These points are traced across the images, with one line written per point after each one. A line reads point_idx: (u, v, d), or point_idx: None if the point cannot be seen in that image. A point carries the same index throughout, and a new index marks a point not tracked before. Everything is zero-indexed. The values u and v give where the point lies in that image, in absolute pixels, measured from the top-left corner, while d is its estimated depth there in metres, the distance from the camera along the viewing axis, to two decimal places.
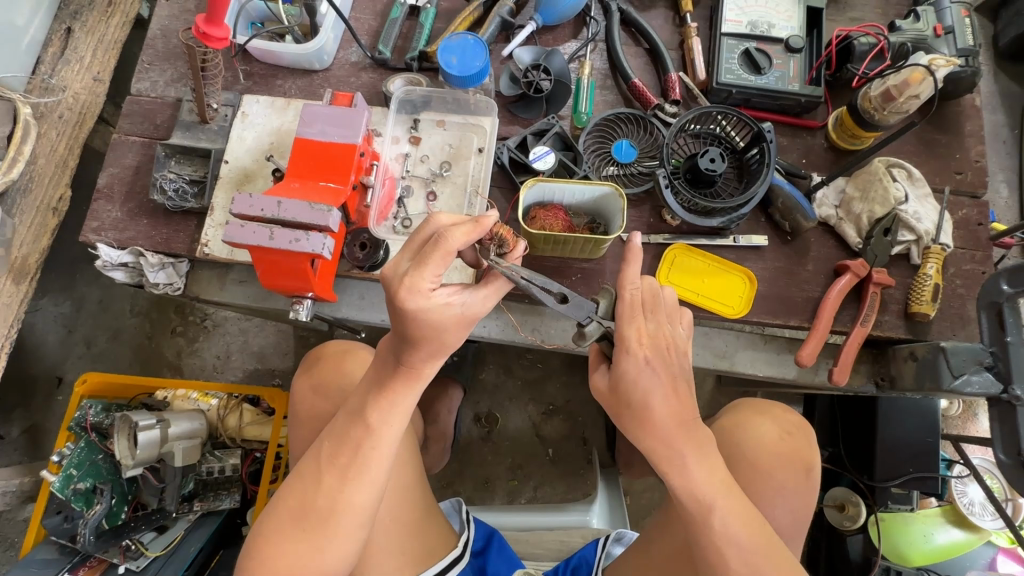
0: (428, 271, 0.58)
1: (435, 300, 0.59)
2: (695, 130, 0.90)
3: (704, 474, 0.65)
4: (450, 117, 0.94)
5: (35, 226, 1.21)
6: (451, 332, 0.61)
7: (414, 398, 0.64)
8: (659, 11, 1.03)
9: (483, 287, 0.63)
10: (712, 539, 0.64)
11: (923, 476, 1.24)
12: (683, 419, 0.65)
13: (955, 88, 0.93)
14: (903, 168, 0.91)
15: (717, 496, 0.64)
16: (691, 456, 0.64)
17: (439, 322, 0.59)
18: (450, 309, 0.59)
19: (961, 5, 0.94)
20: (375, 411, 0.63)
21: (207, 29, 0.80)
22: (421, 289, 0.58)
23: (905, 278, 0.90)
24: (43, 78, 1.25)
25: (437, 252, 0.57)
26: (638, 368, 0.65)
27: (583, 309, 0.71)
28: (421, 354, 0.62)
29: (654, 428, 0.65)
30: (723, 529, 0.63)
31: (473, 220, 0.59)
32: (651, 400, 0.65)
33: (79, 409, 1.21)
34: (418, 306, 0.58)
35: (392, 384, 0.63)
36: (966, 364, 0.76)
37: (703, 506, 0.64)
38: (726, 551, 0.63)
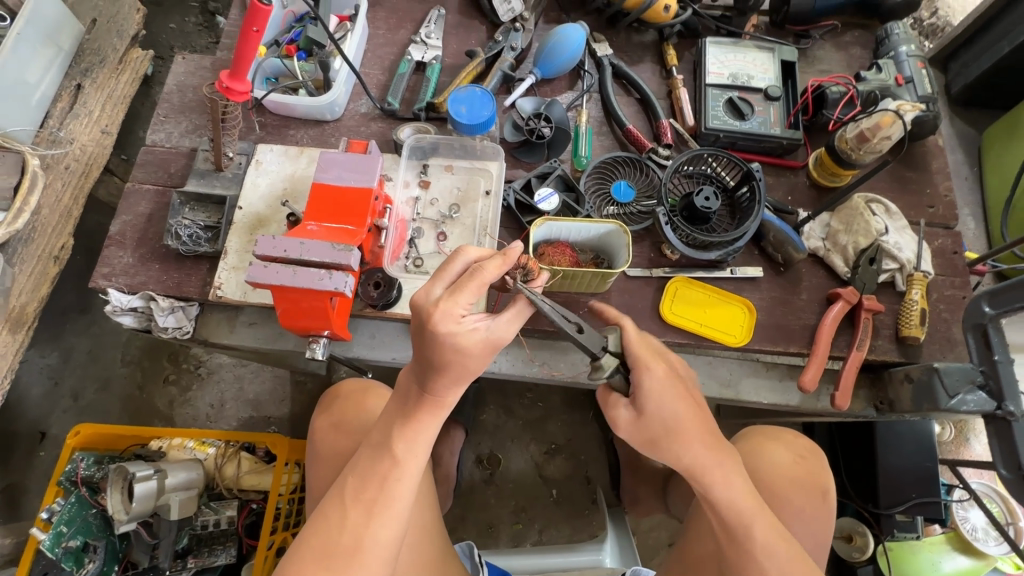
0: (462, 298, 0.62)
1: (464, 325, 0.62)
2: (688, 171, 0.97)
3: (733, 492, 0.70)
4: (457, 162, 0.99)
5: (35, 274, 1.21)
6: (477, 358, 0.63)
7: (437, 428, 0.67)
8: (647, 65, 1.12)
9: (506, 312, 0.66)
10: (750, 552, 0.67)
11: (925, 501, 1.26)
12: (708, 436, 0.72)
13: (920, 130, 1.02)
14: (881, 203, 0.98)
15: (754, 513, 0.69)
16: (720, 472, 0.70)
17: (465, 347, 0.62)
18: (476, 334, 0.63)
19: (917, 58, 1.05)
20: (399, 442, 0.65)
21: (230, 83, 0.85)
22: (453, 314, 0.62)
23: (893, 304, 0.95)
24: (52, 131, 1.28)
25: (472, 282, 0.62)
26: (660, 387, 0.71)
27: (597, 342, 0.73)
28: (443, 381, 0.64)
29: (687, 444, 0.71)
30: (764, 543, 0.67)
31: (502, 254, 0.65)
32: (679, 416, 0.71)
33: (70, 462, 1.17)
34: (449, 330, 0.61)
35: (417, 413, 0.66)
36: (959, 384, 0.81)
37: (740, 520, 0.68)
38: (764, 563, 0.66)
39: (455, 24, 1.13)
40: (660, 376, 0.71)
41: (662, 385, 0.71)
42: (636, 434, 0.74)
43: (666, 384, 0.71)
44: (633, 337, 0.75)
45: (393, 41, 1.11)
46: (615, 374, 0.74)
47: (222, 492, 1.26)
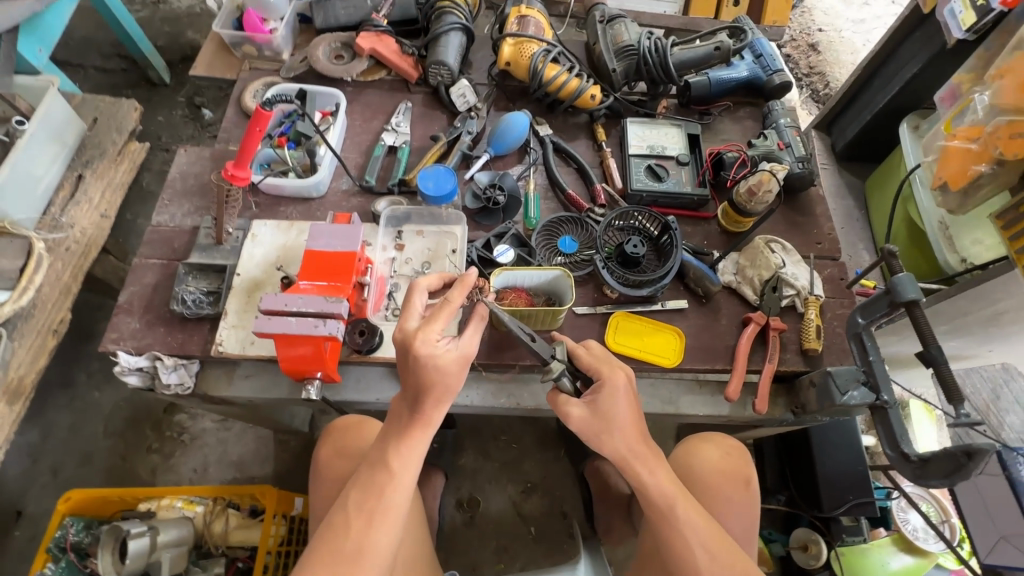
0: (437, 324, 0.78)
1: (440, 347, 0.77)
2: (619, 225, 1.17)
3: (661, 480, 0.85)
4: (427, 227, 1.17)
5: (34, 347, 1.29)
6: (454, 373, 0.78)
7: (425, 444, 0.80)
8: (582, 141, 1.35)
9: (469, 329, 0.81)
10: (678, 529, 0.83)
11: (863, 502, 1.40)
12: (641, 434, 0.87)
13: (801, 183, 1.27)
14: (778, 243, 1.19)
15: (677, 497, 0.84)
16: (650, 465, 0.86)
17: (444, 365, 0.77)
18: (451, 352, 0.77)
19: (793, 128, 1.32)
20: (395, 459, 0.78)
21: (234, 171, 1.04)
22: (431, 337, 0.77)
23: (796, 324, 1.14)
24: (54, 217, 1.41)
25: (443, 310, 0.78)
26: (614, 393, 0.86)
27: (546, 351, 0.91)
28: (430, 402, 0.78)
29: (626, 441, 0.86)
30: (686, 519, 0.83)
31: (461, 284, 0.82)
32: (622, 417, 0.86)
33: (60, 528, 1.21)
34: (429, 352, 0.76)
35: (410, 433, 0.80)
36: (848, 383, 0.99)
37: (666, 503, 0.84)
38: (689, 537, 0.82)
39: (420, 114, 1.35)
40: (620, 385, 0.86)
41: (619, 392, 0.86)
42: (587, 426, 0.86)
43: (621, 390, 0.86)
44: (585, 353, 0.92)
45: (368, 130, 1.32)
46: (563, 377, 0.90)
47: (210, 549, 1.30)
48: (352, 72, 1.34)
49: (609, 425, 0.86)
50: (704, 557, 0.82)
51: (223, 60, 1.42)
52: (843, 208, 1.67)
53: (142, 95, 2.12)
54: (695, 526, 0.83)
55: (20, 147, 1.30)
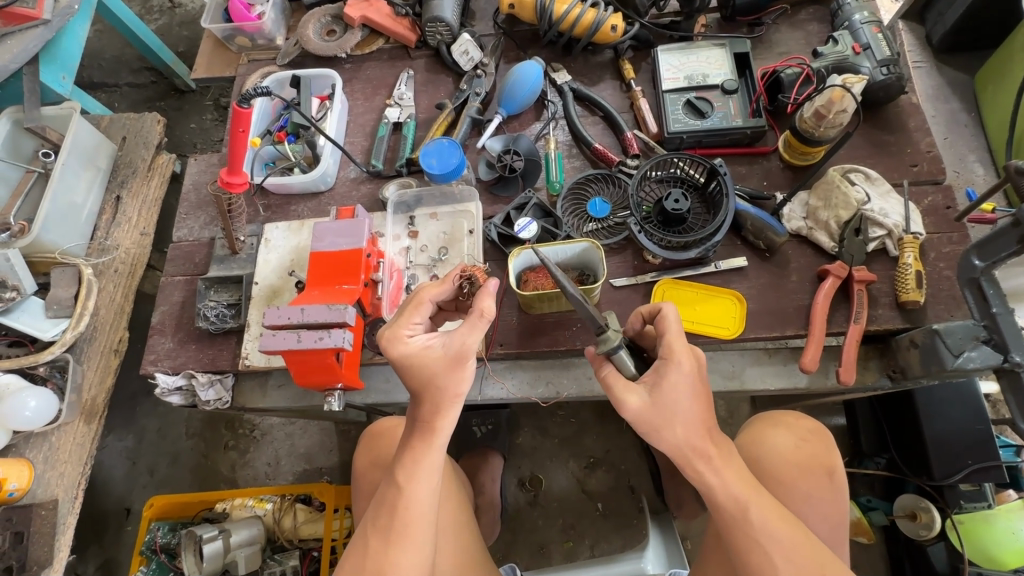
0: (406, 321, 0.75)
1: (415, 343, 0.73)
2: (658, 176, 1.00)
3: (729, 481, 0.72)
4: (440, 209, 1.06)
5: (100, 368, 1.36)
6: (442, 372, 0.70)
7: (434, 455, 0.72)
8: (607, 83, 1.17)
9: (462, 327, 0.72)
10: (752, 536, 0.70)
11: (985, 467, 1.18)
12: (710, 427, 0.73)
13: (887, 93, 1.02)
14: (859, 172, 0.98)
15: (748, 498, 0.71)
16: (716, 464, 0.72)
17: (424, 363, 0.71)
18: (432, 348, 0.72)
19: (873, 23, 1.04)
20: (401, 472, 0.71)
21: (229, 178, 0.98)
22: (401, 337, 0.74)
23: (888, 270, 0.94)
24: (100, 241, 1.44)
25: (411, 305, 0.77)
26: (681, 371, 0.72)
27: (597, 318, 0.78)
28: (427, 406, 0.72)
29: (691, 431, 0.71)
30: (761, 524, 0.70)
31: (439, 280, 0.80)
32: (687, 402, 0.71)
33: (148, 532, 1.32)
34: (401, 350, 0.72)
35: (413, 441, 0.73)
36: (963, 342, 0.80)
37: (739, 507, 0.71)
38: (765, 544, 0.70)
39: (423, 81, 1.22)
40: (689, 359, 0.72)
41: (686, 377, 0.72)
42: (644, 419, 0.72)
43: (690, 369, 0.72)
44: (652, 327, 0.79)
45: (371, 108, 1.21)
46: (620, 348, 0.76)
47: (284, 544, 1.35)
48: (345, 47, 1.23)
49: (665, 410, 0.71)
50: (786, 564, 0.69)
51: (222, 57, 1.36)
52: (945, 112, 1.35)
53: (173, 105, 2.14)
54: (774, 532, 0.70)
55: (56, 178, 1.30)
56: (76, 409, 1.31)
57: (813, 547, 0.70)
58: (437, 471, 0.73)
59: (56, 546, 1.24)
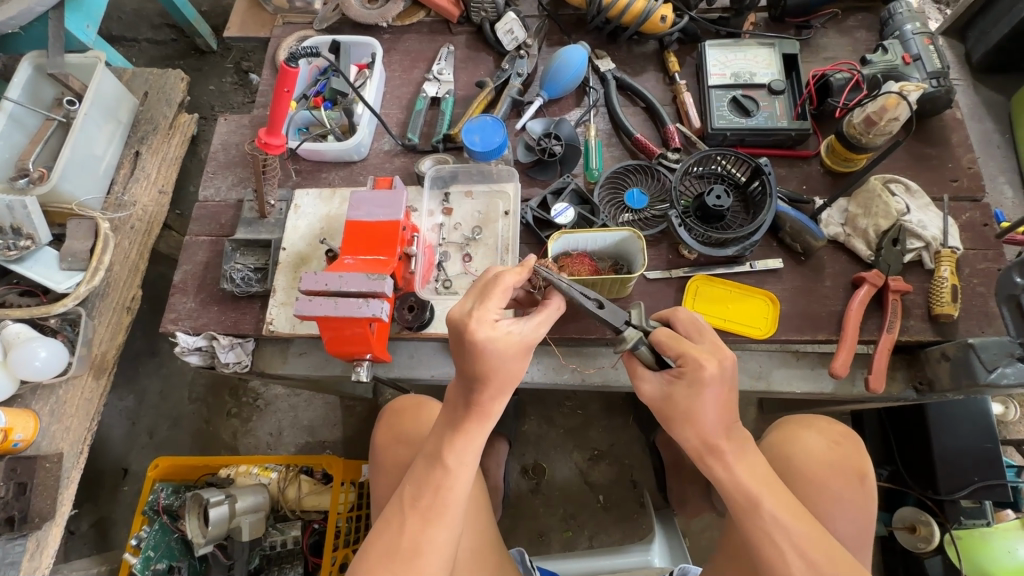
0: (492, 304, 0.71)
1: (499, 329, 0.69)
2: (698, 171, 0.99)
3: (741, 473, 0.71)
4: (476, 187, 1.05)
5: (112, 324, 1.34)
6: (514, 360, 0.70)
7: (485, 438, 0.73)
8: (651, 74, 1.16)
9: (536, 316, 0.74)
10: (763, 529, 0.68)
11: (990, 484, 1.20)
12: (727, 420, 0.73)
13: (933, 106, 1.02)
14: (900, 183, 0.98)
15: (761, 490, 0.70)
16: (729, 456, 0.71)
17: (504, 351, 0.69)
18: (513, 336, 0.69)
19: (925, 34, 1.04)
20: (450, 454, 0.71)
21: (268, 139, 0.97)
22: (487, 320, 0.69)
23: (922, 283, 0.94)
24: (117, 196, 1.41)
25: (497, 290, 0.71)
26: (698, 384, 0.71)
27: (619, 316, 0.78)
28: (488, 392, 0.71)
29: (703, 425, 0.72)
30: (774, 518, 0.68)
31: (519, 265, 0.74)
32: (703, 409, 0.71)
33: (152, 492, 1.30)
34: (487, 335, 0.68)
35: (465, 425, 0.72)
36: (997, 357, 0.80)
37: (750, 499, 0.69)
38: (778, 537, 0.67)
39: (463, 58, 1.20)
40: (710, 373, 0.70)
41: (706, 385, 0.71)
42: (657, 405, 0.76)
43: (712, 380, 0.70)
44: (666, 333, 0.75)
45: (408, 81, 1.19)
46: (641, 345, 0.77)
47: (287, 513, 1.34)
48: (387, 16, 1.21)
49: (681, 410, 0.72)
50: (799, 562, 0.66)
51: (256, 17, 1.34)
52: (978, 132, 1.36)
53: (193, 64, 2.10)
54: (788, 526, 0.68)
55: (78, 127, 1.27)
56: (85, 363, 1.28)
57: (830, 547, 0.67)
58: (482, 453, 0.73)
59: (59, 500, 1.22)
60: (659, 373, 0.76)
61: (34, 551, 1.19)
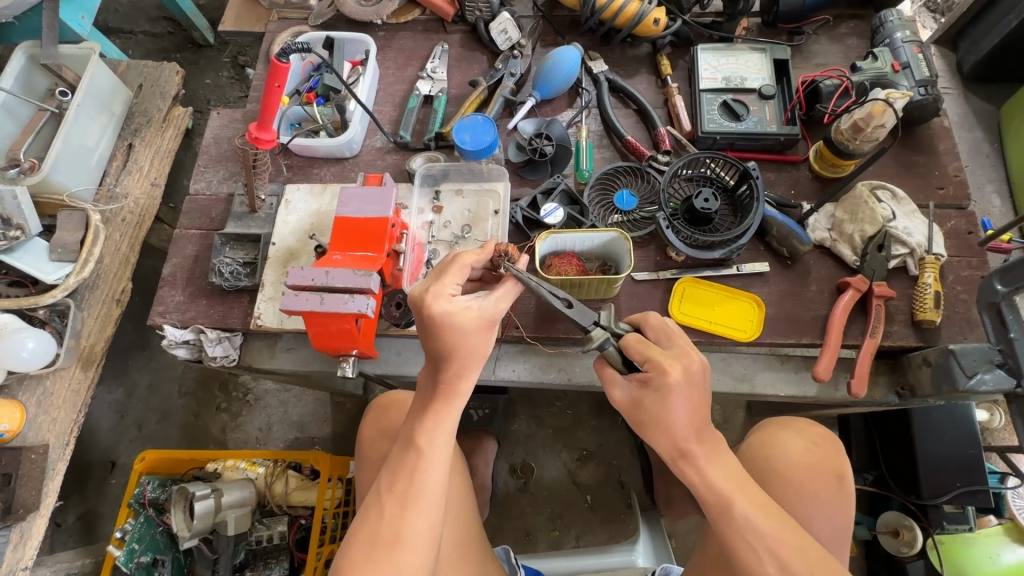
0: (449, 280, 0.72)
1: (456, 303, 0.71)
2: (687, 174, 1.00)
3: (716, 477, 0.72)
4: (467, 186, 1.05)
5: (101, 316, 1.33)
6: (475, 334, 0.71)
7: (454, 417, 0.74)
8: (643, 77, 1.16)
9: (496, 294, 0.75)
10: (736, 530, 0.69)
11: (974, 490, 1.20)
12: (696, 425, 0.74)
13: (922, 113, 1.02)
14: (887, 189, 0.99)
15: (732, 492, 0.71)
16: (703, 458, 0.73)
17: (462, 323, 0.70)
18: (470, 309, 0.71)
19: (914, 42, 1.05)
20: (422, 435, 0.73)
21: (258, 134, 0.97)
22: (444, 294, 0.71)
23: (906, 289, 0.95)
24: (109, 188, 1.40)
25: (454, 267, 0.74)
26: (665, 388, 0.73)
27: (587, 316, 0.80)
28: (453, 369, 0.72)
29: (673, 434, 0.73)
30: (745, 518, 0.69)
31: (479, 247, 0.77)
32: (672, 414, 0.73)
33: (137, 485, 1.30)
34: (444, 308, 0.70)
35: (434, 403, 0.74)
36: (977, 364, 0.81)
37: (722, 500, 0.71)
38: (751, 540, 0.68)
39: (457, 56, 1.21)
40: (675, 378, 0.72)
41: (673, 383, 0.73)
42: (626, 412, 0.77)
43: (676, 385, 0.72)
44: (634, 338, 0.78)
45: (402, 78, 1.20)
46: (608, 345, 0.79)
47: (273, 507, 1.34)
48: (381, 14, 1.21)
49: (651, 414, 0.75)
50: (771, 563, 0.67)
51: (251, 12, 1.34)
52: (968, 140, 1.36)
53: (189, 58, 2.09)
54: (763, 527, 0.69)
55: (70, 118, 1.27)
56: (73, 355, 1.28)
57: (804, 543, 0.68)
58: (454, 432, 0.74)
59: (44, 491, 1.21)
60: (629, 379, 0.77)
61: (17, 542, 1.19)
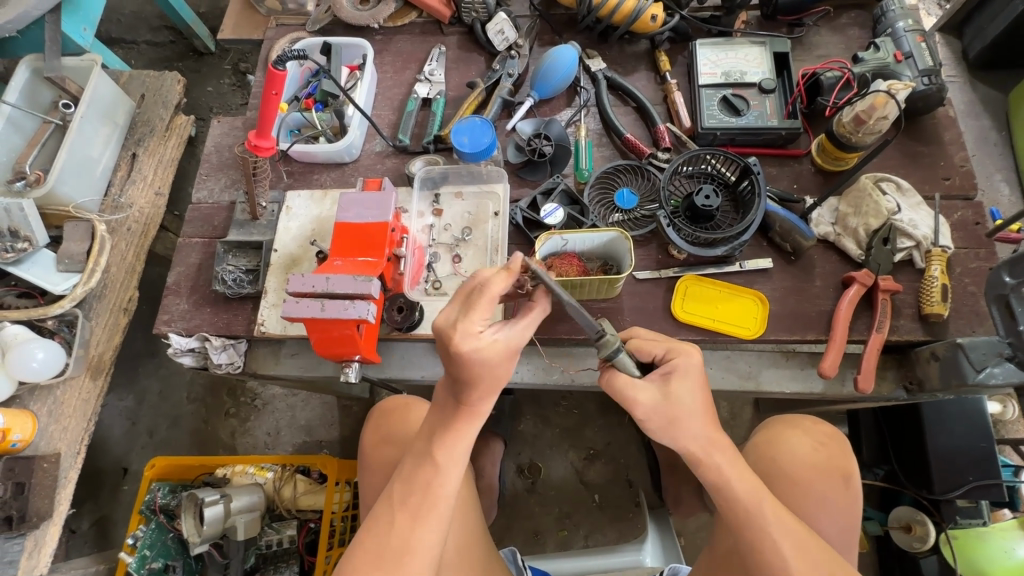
0: (477, 315, 0.67)
1: (485, 339, 0.67)
2: (688, 171, 0.99)
3: (741, 477, 0.72)
4: (466, 188, 1.05)
5: (109, 325, 1.35)
6: (502, 365, 0.68)
7: (473, 436, 0.73)
8: (642, 73, 1.15)
9: (521, 319, 0.71)
10: (764, 531, 0.69)
11: (986, 483, 1.19)
12: (711, 423, 0.75)
13: (926, 103, 1.01)
14: (891, 181, 0.98)
15: (758, 493, 0.71)
16: (727, 456, 0.73)
17: (490, 359, 0.67)
18: (497, 343, 0.67)
19: (917, 32, 1.03)
20: (440, 451, 0.72)
21: (258, 142, 0.97)
22: (472, 331, 0.67)
23: (913, 282, 0.94)
24: (114, 198, 1.41)
25: (483, 299, 0.67)
26: (687, 371, 0.76)
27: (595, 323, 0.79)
28: (477, 394, 0.70)
29: (697, 430, 0.74)
30: (775, 519, 0.70)
31: (505, 268, 0.68)
32: (694, 401, 0.75)
33: (148, 492, 1.32)
34: (472, 347, 0.66)
35: (455, 423, 0.72)
36: (986, 357, 0.80)
37: (749, 504, 0.70)
38: (778, 539, 0.68)
39: (455, 58, 1.20)
40: (688, 361, 0.77)
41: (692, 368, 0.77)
42: (657, 413, 0.74)
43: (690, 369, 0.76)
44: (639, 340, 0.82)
45: (400, 82, 1.20)
46: (620, 352, 0.78)
47: (283, 512, 1.35)
48: (378, 17, 1.21)
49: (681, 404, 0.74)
50: (799, 561, 0.67)
51: (249, 19, 1.34)
52: (975, 129, 1.34)
53: (191, 66, 2.11)
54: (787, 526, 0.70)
55: (74, 130, 1.28)
56: (83, 364, 1.30)
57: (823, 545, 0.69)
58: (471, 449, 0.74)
59: (57, 499, 1.23)
60: (650, 379, 0.77)
61: (32, 550, 1.20)
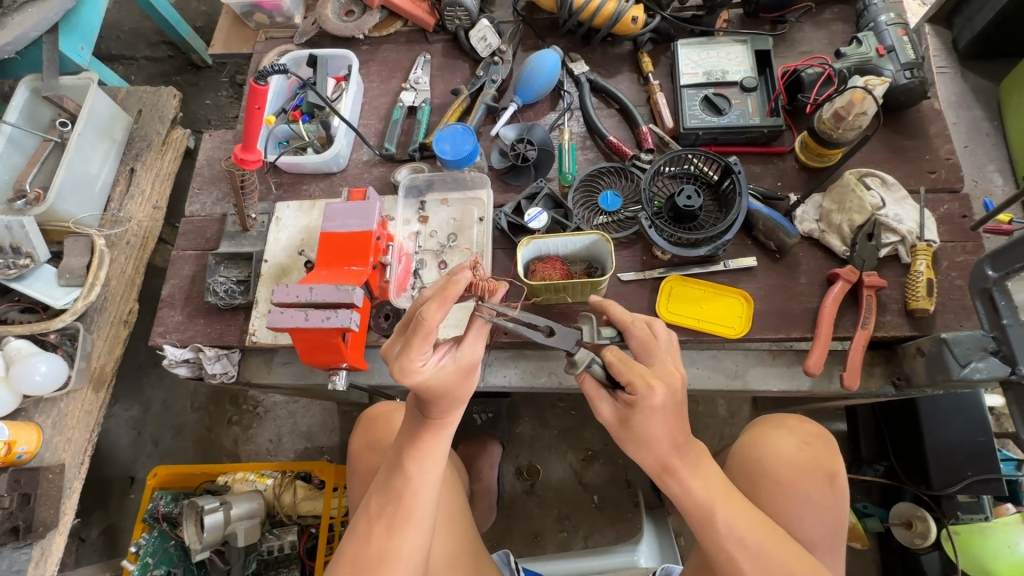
0: (416, 351, 0.64)
1: (429, 369, 0.66)
2: (671, 172, 0.99)
3: (700, 487, 0.71)
4: (451, 195, 1.07)
5: (110, 338, 1.37)
6: (454, 386, 0.69)
7: (444, 445, 0.74)
8: (625, 75, 1.16)
9: (468, 335, 0.70)
10: (721, 543, 0.70)
11: (984, 478, 1.18)
12: (677, 441, 0.72)
13: (910, 97, 1.00)
14: (875, 176, 0.97)
15: (717, 504, 0.71)
16: (687, 471, 0.72)
17: (439, 384, 0.67)
18: (445, 368, 0.67)
19: (899, 25, 1.02)
20: (411, 462, 0.73)
21: (243, 155, 0.99)
22: (413, 367, 0.64)
23: (898, 277, 0.93)
24: (113, 213, 1.44)
25: (419, 336, 0.63)
26: (650, 410, 0.68)
27: (570, 337, 0.78)
28: (438, 408, 0.71)
29: (657, 450, 0.71)
30: (730, 531, 0.70)
31: (439, 295, 0.61)
32: (656, 430, 0.70)
33: (151, 500, 1.34)
34: (417, 380, 0.65)
35: (423, 435, 0.74)
36: (970, 352, 0.79)
37: (705, 513, 0.71)
38: (736, 553, 0.69)
39: (439, 66, 1.22)
40: (660, 400, 0.67)
41: (657, 406, 0.68)
42: (614, 430, 0.74)
43: (660, 404, 0.68)
44: (616, 356, 0.72)
45: (386, 91, 1.21)
46: (595, 364, 0.75)
47: (283, 518, 1.37)
48: (363, 28, 1.22)
49: (635, 431, 0.71)
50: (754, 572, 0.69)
51: (239, 33, 1.37)
52: (967, 119, 1.32)
53: (189, 80, 2.14)
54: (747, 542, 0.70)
55: (72, 148, 1.31)
56: (85, 376, 1.32)
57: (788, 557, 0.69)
58: (444, 459, 0.75)
59: (62, 509, 1.26)
60: (616, 400, 0.73)
61: (38, 559, 1.23)
